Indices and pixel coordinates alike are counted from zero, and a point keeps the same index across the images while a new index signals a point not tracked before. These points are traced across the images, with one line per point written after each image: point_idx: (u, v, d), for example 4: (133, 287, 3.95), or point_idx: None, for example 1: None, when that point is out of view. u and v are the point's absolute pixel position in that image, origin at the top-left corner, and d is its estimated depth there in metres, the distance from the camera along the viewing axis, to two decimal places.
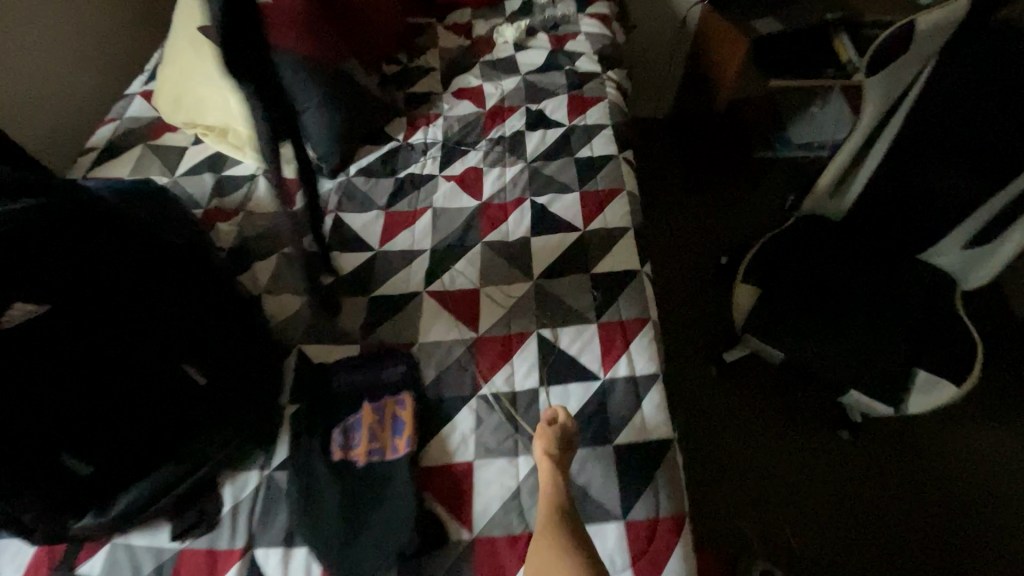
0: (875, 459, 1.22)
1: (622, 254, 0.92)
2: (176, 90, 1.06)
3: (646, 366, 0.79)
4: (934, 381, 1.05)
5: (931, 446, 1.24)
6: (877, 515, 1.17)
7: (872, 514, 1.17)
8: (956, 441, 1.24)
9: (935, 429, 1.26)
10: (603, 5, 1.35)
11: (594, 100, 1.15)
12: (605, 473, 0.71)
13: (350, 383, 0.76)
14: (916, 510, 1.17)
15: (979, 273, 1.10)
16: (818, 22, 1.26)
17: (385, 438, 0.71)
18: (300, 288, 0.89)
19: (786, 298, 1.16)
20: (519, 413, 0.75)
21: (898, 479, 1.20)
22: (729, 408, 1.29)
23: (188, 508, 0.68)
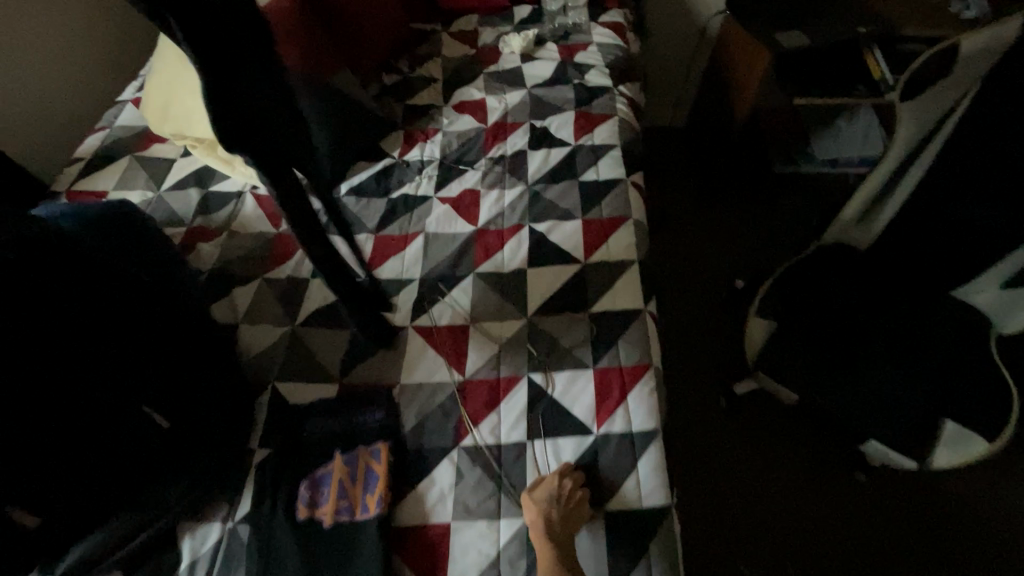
0: (896, 509, 1.13)
1: (625, 290, 0.85)
2: (164, 100, 1.00)
3: (644, 420, 0.72)
4: (963, 434, 0.97)
5: (958, 497, 1.14)
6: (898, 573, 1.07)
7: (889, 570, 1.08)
8: (986, 493, 1.14)
9: (961, 478, 1.16)
10: (618, 13, 1.27)
11: (602, 118, 1.08)
12: (594, 547, 0.64)
13: (323, 431, 0.71)
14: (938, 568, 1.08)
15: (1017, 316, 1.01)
16: (849, 36, 1.17)
17: (355, 494, 0.65)
18: (280, 319, 0.83)
19: (803, 335, 1.08)
20: (503, 469, 0.69)
21: (920, 532, 1.11)
22: (736, 445, 1.21)
23: (141, 564, 0.64)
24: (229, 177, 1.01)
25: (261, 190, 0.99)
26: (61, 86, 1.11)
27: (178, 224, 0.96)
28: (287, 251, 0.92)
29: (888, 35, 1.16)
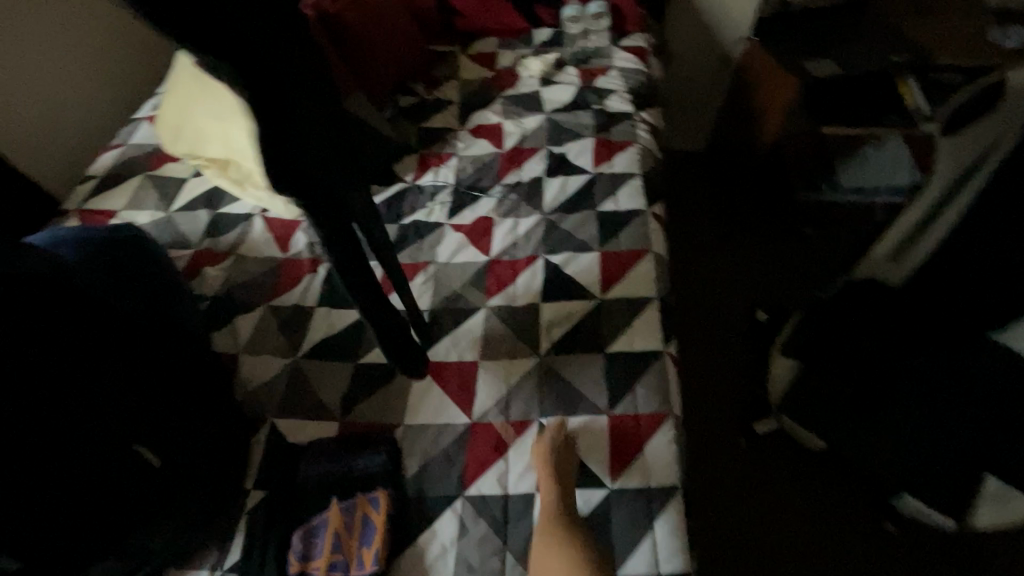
0: (927, 564, 1.06)
1: (644, 330, 0.80)
2: (177, 120, 0.99)
3: (662, 475, 0.67)
4: (1008, 492, 0.90)
5: (995, 554, 1.06)
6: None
7: None
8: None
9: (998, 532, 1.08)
10: (640, 37, 1.24)
11: (621, 145, 1.05)
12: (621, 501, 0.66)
13: (321, 474, 0.67)
14: None
15: None
16: (882, 65, 1.12)
17: (351, 546, 0.61)
18: (283, 349, 0.80)
19: (831, 377, 1.02)
20: (510, 523, 0.65)
21: None
22: (757, 488, 1.15)
23: None
24: (239, 199, 0.99)
25: (271, 213, 0.97)
26: (77, 104, 1.11)
27: (186, 246, 0.94)
28: (294, 277, 0.89)
29: (924, 65, 1.11)
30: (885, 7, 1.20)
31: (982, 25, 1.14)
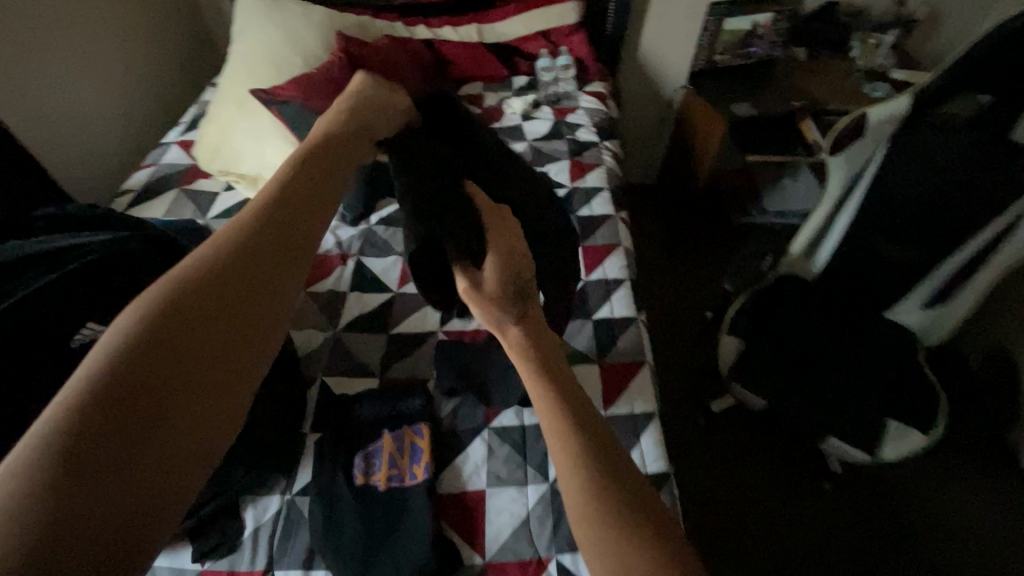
0: (858, 506, 1.24)
1: (621, 302, 1.00)
2: (215, 142, 1.15)
3: (643, 404, 0.86)
4: (905, 430, 1.13)
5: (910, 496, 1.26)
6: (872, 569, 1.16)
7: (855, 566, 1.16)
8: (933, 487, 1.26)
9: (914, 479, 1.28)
10: (599, 84, 1.53)
11: (592, 165, 1.29)
12: (598, 387, 0.88)
13: (371, 414, 0.81)
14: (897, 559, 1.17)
15: (941, 330, 1.22)
16: (787, 108, 1.45)
17: (403, 464, 0.75)
18: (324, 325, 0.95)
19: (767, 350, 1.25)
20: (527, 446, 0.81)
21: (887, 533, 1.20)
22: (717, 453, 1.33)
23: (210, 531, 0.71)
24: None
25: None
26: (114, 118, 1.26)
27: None
28: (325, 270, 1.04)
29: (817, 110, 1.44)
30: (786, 67, 1.55)
31: (857, 81, 1.48)
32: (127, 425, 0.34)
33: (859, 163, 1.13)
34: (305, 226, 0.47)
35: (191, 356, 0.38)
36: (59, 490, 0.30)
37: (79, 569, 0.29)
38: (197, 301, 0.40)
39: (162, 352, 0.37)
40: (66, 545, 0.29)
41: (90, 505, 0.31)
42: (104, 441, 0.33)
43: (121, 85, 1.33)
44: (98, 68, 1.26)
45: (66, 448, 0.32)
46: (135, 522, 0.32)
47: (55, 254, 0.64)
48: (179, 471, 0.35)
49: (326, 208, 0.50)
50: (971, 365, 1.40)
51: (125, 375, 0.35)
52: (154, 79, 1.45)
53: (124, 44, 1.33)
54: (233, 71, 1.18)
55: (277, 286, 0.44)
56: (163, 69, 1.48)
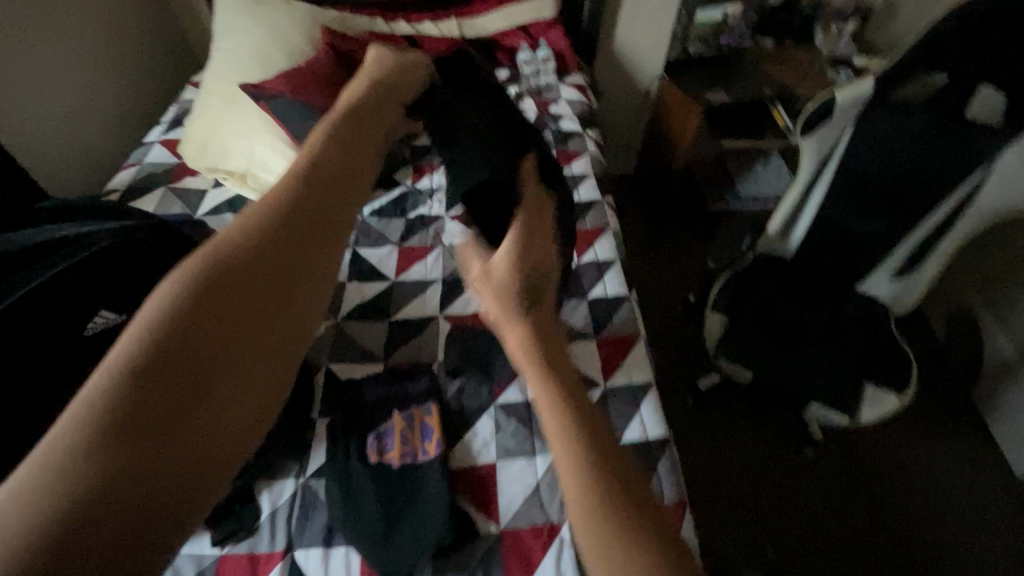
0: (840, 470, 1.30)
1: (613, 282, 1.04)
2: (202, 139, 1.15)
3: (640, 374, 0.89)
4: (882, 393, 1.19)
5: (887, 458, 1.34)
6: (855, 529, 1.22)
7: (840, 526, 1.23)
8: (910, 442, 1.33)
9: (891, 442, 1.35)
10: (579, 76, 1.57)
11: (576, 154, 1.32)
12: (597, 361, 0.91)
13: (379, 396, 0.83)
14: (881, 518, 1.23)
15: (907, 299, 1.28)
16: (758, 95, 1.51)
17: (415, 442, 0.77)
18: (325, 315, 0.96)
19: (749, 325, 1.31)
20: (533, 419, 0.83)
21: (869, 493, 1.27)
22: (705, 428, 1.38)
23: (227, 516, 0.71)
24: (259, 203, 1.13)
25: None
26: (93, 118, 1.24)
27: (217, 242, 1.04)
28: None
29: (786, 96, 1.51)
30: (755, 56, 1.61)
31: (822, 68, 1.56)
32: (171, 395, 0.35)
33: (827, 145, 1.19)
34: (332, 217, 0.50)
35: (229, 335, 0.39)
36: (115, 453, 0.31)
37: (129, 527, 0.30)
38: (232, 284, 0.41)
39: (208, 321, 0.39)
40: (120, 496, 0.31)
41: (140, 468, 0.32)
42: (158, 405, 0.34)
43: (98, 85, 1.31)
44: (75, 69, 1.24)
45: (123, 404, 0.33)
46: (173, 491, 0.33)
47: (69, 240, 0.68)
48: (221, 442, 0.36)
49: (351, 198, 0.52)
50: (938, 333, 1.48)
51: (170, 347, 0.36)
52: (132, 79, 1.43)
53: (100, 44, 1.31)
54: (217, 69, 1.18)
55: (310, 272, 0.46)
56: (141, 70, 1.46)
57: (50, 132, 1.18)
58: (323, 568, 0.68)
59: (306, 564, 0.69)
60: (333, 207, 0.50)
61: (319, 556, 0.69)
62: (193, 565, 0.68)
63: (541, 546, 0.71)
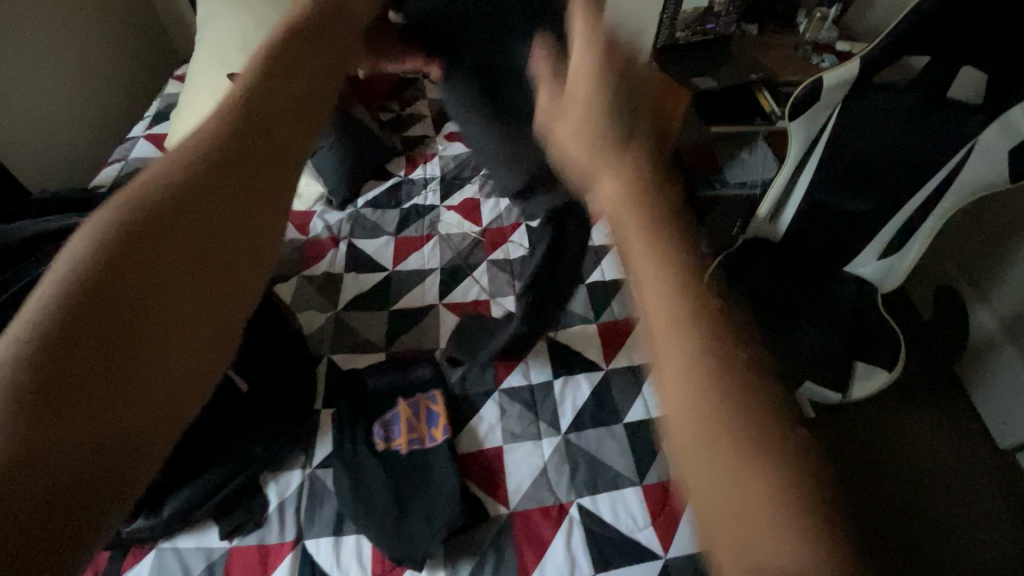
0: None
1: (611, 266, 1.04)
2: (189, 132, 1.13)
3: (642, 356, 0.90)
4: (872, 369, 1.11)
5: None
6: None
7: None
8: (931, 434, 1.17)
9: None
10: None
11: None
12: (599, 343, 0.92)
13: (383, 384, 0.83)
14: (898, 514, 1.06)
15: (894, 278, 1.22)
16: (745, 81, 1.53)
17: (422, 428, 0.78)
18: (325, 307, 0.95)
19: None
20: (538, 403, 0.84)
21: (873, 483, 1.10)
22: None
23: (235, 508, 0.71)
24: None
25: None
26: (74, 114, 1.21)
27: None
28: (318, 254, 1.04)
29: (772, 81, 1.53)
30: (741, 42, 1.62)
31: (806, 53, 1.58)
32: (90, 358, 0.28)
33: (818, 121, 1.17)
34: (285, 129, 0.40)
35: (163, 290, 0.32)
36: (30, 452, 0.25)
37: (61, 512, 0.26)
38: (171, 227, 0.33)
39: (137, 262, 0.31)
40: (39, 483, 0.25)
41: (58, 470, 0.26)
42: (74, 372, 0.27)
43: (78, 81, 1.28)
44: (54, 63, 1.21)
45: (35, 375, 0.27)
46: (103, 466, 0.28)
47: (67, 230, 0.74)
48: (165, 415, 0.31)
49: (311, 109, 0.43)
50: None
51: (89, 300, 0.29)
52: (112, 75, 1.39)
53: (81, 39, 1.28)
54: (203, 61, 1.16)
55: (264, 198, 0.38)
56: (122, 64, 1.42)
57: (29, 130, 1.15)
58: (334, 556, 0.68)
59: (317, 554, 0.68)
60: (298, 120, 0.41)
61: (330, 544, 0.69)
62: (202, 559, 0.67)
63: (552, 526, 0.72)
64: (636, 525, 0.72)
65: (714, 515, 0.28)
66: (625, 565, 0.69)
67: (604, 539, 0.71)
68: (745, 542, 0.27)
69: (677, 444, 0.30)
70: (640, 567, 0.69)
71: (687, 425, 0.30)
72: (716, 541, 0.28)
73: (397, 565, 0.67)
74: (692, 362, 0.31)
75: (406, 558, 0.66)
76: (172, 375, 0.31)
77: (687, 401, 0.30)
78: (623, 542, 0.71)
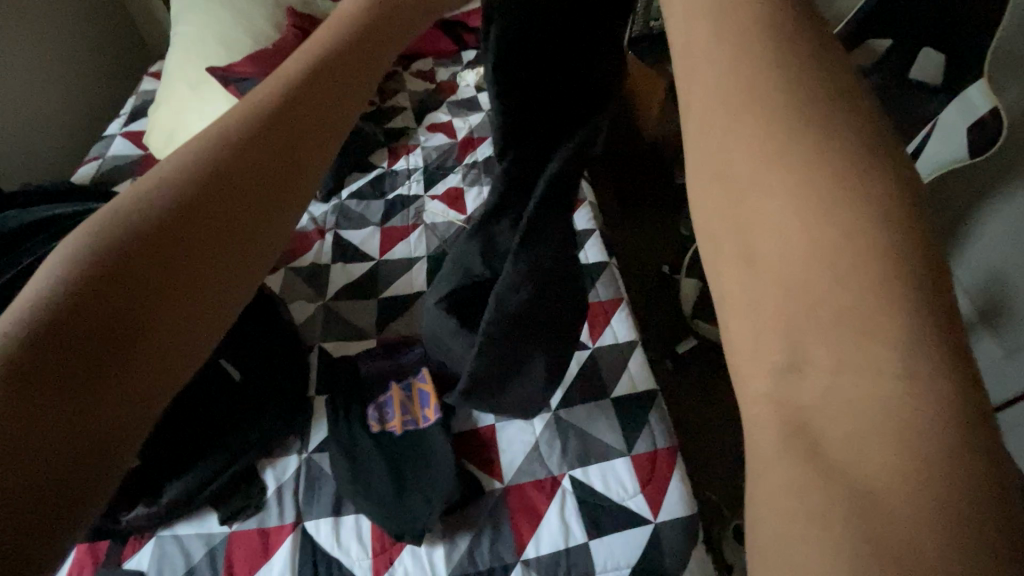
0: None
1: (594, 250, 1.07)
2: (166, 128, 1.11)
3: (627, 333, 0.93)
4: None
5: None
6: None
7: None
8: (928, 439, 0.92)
9: None
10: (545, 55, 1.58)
11: None
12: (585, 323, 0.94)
13: (376, 369, 0.84)
14: None
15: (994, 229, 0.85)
16: None
17: (416, 410, 0.79)
18: (314, 296, 0.96)
19: None
20: None
21: None
22: (687, 391, 1.42)
23: (235, 494, 0.72)
24: None
25: None
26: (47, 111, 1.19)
27: None
28: (304, 246, 1.04)
29: None
30: None
31: None
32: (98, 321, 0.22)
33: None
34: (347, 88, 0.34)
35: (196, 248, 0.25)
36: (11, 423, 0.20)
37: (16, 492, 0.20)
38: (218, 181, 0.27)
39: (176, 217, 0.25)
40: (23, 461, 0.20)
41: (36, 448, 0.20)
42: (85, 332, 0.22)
43: (50, 80, 1.26)
44: (24, 61, 1.18)
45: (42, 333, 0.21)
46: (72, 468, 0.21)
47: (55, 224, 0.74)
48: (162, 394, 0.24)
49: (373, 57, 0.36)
50: None
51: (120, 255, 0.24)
52: (85, 72, 1.37)
53: (53, 36, 1.26)
54: (179, 56, 1.15)
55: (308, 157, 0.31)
56: (94, 62, 1.40)
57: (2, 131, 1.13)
58: (334, 536, 0.69)
59: (317, 534, 0.70)
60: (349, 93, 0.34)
61: (330, 524, 0.70)
62: (203, 544, 0.68)
63: (546, 498, 0.74)
64: (627, 493, 0.75)
65: (798, 331, 0.17)
66: (617, 530, 0.72)
67: (596, 508, 0.74)
68: (830, 386, 0.17)
69: (728, 248, 0.19)
70: (631, 532, 0.72)
71: (742, 202, 0.19)
72: (793, 368, 0.17)
73: (396, 540, 0.68)
74: (766, 114, 0.19)
75: (406, 534, 0.68)
76: (152, 375, 0.23)
77: (761, 149, 0.19)
78: (614, 509, 0.74)
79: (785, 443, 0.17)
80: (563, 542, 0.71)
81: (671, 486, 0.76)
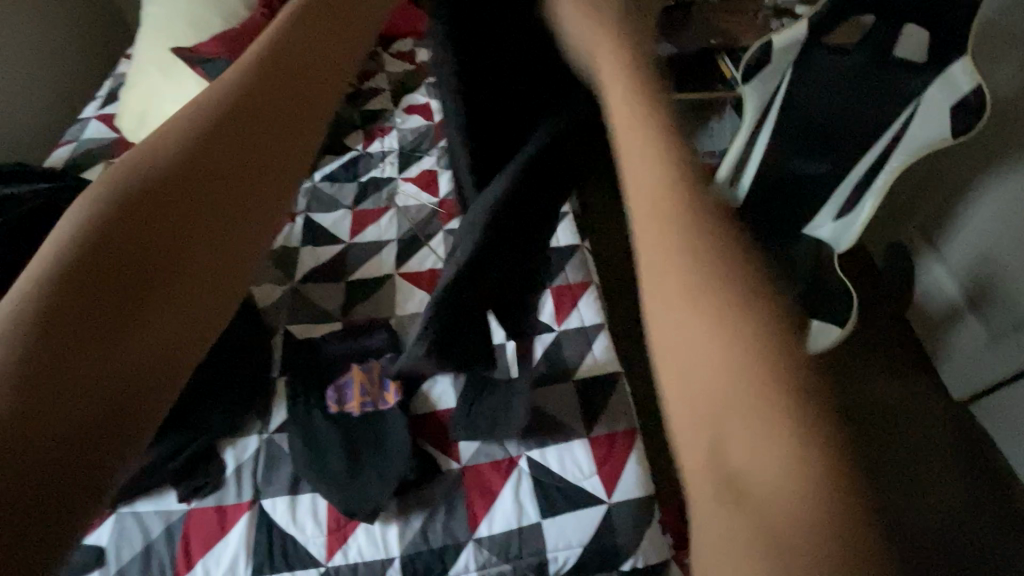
0: None
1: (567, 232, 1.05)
2: (137, 109, 1.11)
3: (593, 316, 0.92)
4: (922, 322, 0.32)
5: None
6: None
7: None
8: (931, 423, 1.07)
9: None
10: None
11: None
12: (551, 305, 0.94)
13: (338, 351, 0.85)
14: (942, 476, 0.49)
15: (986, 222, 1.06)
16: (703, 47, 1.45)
17: (375, 392, 0.80)
18: (282, 279, 0.97)
19: None
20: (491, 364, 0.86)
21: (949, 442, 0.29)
22: None
23: (193, 473, 0.73)
24: None
25: None
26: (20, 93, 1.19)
27: None
28: None
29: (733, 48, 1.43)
30: None
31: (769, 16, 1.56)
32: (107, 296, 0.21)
33: (773, 87, 1.11)
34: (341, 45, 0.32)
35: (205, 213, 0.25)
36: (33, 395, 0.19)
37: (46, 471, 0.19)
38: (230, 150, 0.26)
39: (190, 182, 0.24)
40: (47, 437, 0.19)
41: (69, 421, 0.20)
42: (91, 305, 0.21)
43: (25, 62, 1.25)
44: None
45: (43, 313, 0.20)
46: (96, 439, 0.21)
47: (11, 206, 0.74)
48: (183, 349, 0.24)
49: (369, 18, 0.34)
50: None
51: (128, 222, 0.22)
52: (66, 56, 1.37)
53: (32, 20, 1.26)
54: (149, 37, 1.14)
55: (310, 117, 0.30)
56: (71, 44, 1.39)
57: None
58: (290, 513, 0.71)
59: (273, 512, 0.71)
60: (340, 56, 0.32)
61: (286, 503, 0.71)
62: (161, 522, 0.70)
63: (502, 478, 0.75)
64: (583, 473, 0.75)
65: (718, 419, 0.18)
66: (571, 510, 0.73)
67: (552, 488, 0.74)
68: (749, 447, 0.17)
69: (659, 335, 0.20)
70: (585, 511, 0.73)
71: (672, 282, 0.20)
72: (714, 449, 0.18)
73: (350, 518, 0.70)
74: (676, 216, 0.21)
75: (359, 512, 0.69)
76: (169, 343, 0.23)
77: (673, 251, 0.20)
78: (569, 489, 0.74)
79: (722, 510, 0.18)
80: (516, 521, 0.72)
81: (628, 467, 0.76)
